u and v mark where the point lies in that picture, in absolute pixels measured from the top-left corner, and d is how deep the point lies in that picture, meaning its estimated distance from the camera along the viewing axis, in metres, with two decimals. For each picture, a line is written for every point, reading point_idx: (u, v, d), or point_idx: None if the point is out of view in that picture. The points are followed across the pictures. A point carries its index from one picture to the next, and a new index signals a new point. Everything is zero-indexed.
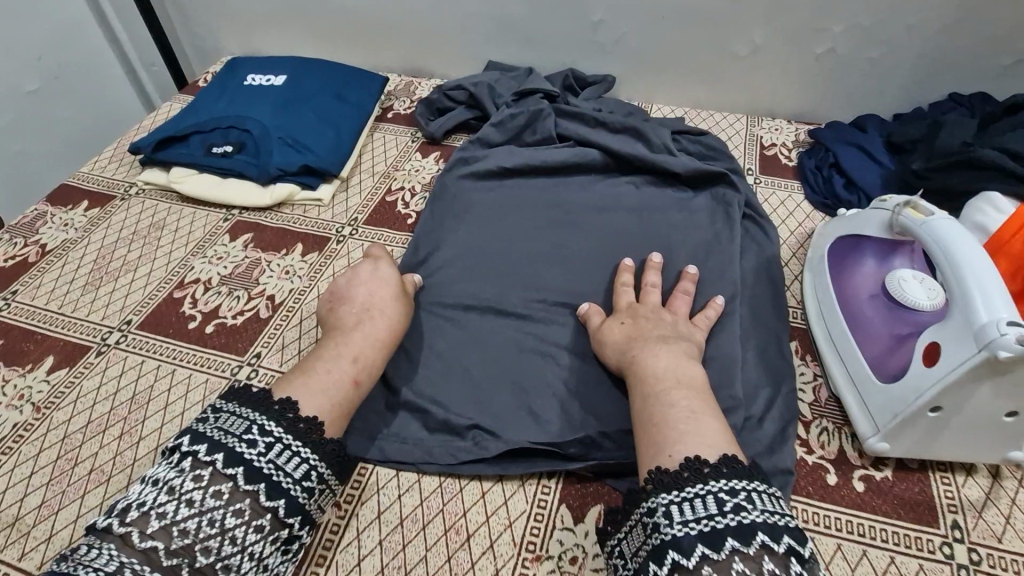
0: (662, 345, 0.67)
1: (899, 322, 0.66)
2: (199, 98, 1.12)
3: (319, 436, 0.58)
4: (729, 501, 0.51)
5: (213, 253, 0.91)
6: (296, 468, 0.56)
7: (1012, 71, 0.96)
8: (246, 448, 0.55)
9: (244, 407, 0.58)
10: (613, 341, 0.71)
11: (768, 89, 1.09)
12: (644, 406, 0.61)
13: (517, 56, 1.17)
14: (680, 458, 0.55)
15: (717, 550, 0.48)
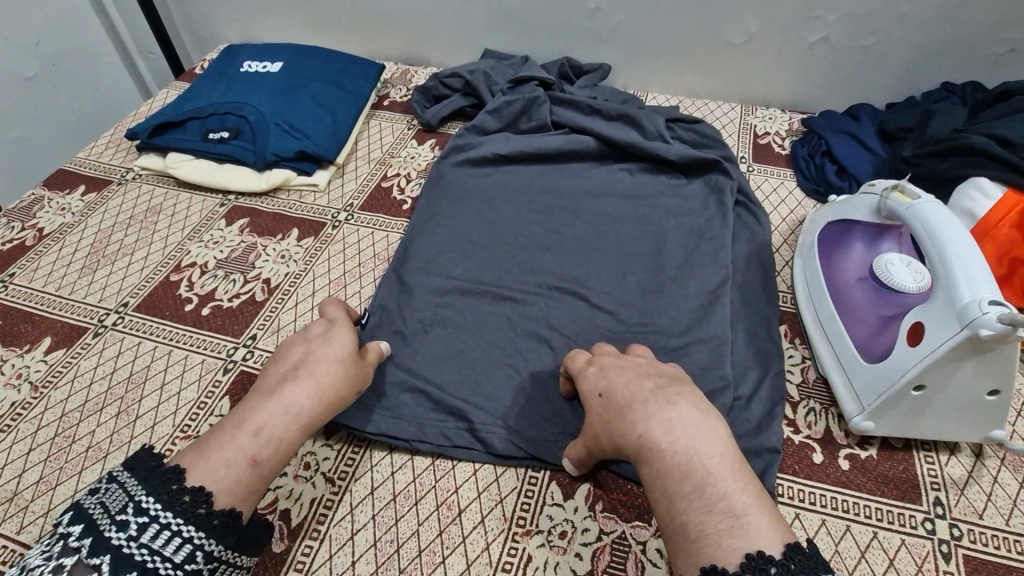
0: (666, 416, 0.52)
1: (885, 304, 0.67)
2: (197, 84, 1.12)
3: (209, 509, 0.49)
4: None
5: (209, 237, 0.91)
6: (177, 551, 0.46)
7: (1004, 60, 0.97)
8: (115, 533, 0.46)
9: (131, 478, 0.49)
10: (608, 423, 0.55)
11: (763, 77, 1.09)
12: (671, 510, 0.48)
13: (514, 44, 1.18)
14: (736, 558, 0.43)
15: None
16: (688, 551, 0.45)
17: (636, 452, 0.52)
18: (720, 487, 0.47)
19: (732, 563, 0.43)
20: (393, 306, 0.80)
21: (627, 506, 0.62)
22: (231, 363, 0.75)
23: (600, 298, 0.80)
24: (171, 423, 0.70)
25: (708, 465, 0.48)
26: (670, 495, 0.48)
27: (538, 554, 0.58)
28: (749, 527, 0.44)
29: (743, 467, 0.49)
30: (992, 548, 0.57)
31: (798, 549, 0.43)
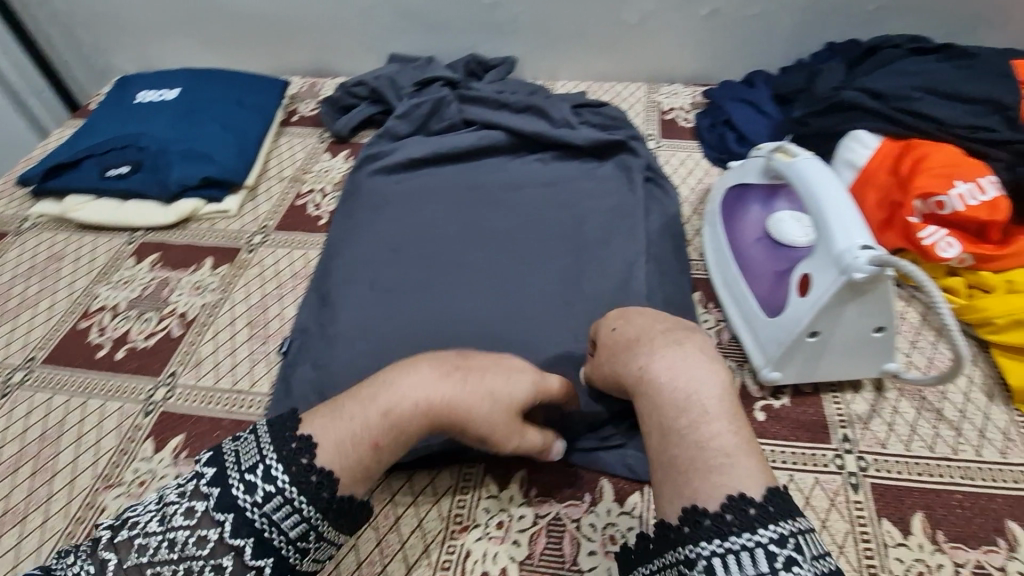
0: (670, 352, 0.53)
1: (778, 261, 0.71)
2: (92, 119, 1.08)
3: (333, 491, 0.48)
4: (779, 555, 0.41)
5: (119, 277, 0.88)
6: (292, 526, 0.47)
7: (874, 18, 1.00)
8: (243, 493, 0.47)
9: (266, 435, 0.50)
10: (615, 356, 0.58)
11: (662, 54, 1.12)
12: (665, 447, 0.48)
13: (419, 45, 1.17)
14: (719, 498, 0.44)
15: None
16: (682, 488, 0.46)
17: (635, 389, 0.54)
18: (713, 426, 0.47)
19: (713, 500, 0.44)
20: (316, 323, 0.79)
21: (560, 487, 0.63)
22: (151, 405, 0.73)
23: (521, 289, 0.81)
24: (92, 474, 0.68)
25: (703, 405, 0.48)
26: (670, 431, 0.49)
27: (476, 548, 0.59)
28: (734, 466, 0.45)
29: (737, 411, 0.49)
30: (895, 473, 0.61)
31: (776, 490, 0.44)
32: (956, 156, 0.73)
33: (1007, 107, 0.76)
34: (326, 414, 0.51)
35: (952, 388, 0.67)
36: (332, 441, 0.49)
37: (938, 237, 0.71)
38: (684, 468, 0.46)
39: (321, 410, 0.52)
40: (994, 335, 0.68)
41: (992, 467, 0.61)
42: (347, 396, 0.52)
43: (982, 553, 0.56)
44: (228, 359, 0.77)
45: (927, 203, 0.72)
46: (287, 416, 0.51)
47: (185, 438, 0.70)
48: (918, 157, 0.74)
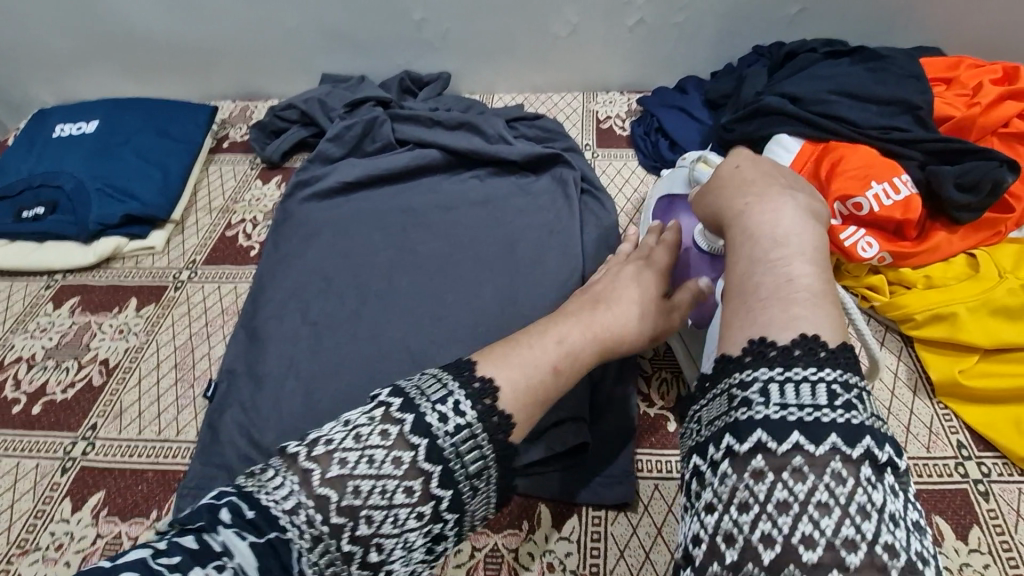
0: (772, 188, 0.50)
1: (703, 267, 0.67)
2: (6, 156, 1.03)
3: (506, 435, 0.46)
4: (841, 395, 0.38)
5: (36, 325, 0.84)
6: (473, 461, 0.44)
7: (798, 20, 1.02)
8: (437, 420, 0.43)
9: (445, 372, 0.47)
10: (722, 189, 0.53)
11: (596, 63, 1.12)
12: (753, 274, 0.44)
13: (351, 64, 1.15)
14: (791, 333, 0.41)
15: (814, 444, 0.36)
16: (760, 317, 0.42)
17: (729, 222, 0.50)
18: (805, 267, 0.44)
19: (786, 335, 0.40)
20: (244, 362, 0.76)
21: (496, 517, 0.62)
22: (69, 461, 0.69)
23: (456, 314, 0.79)
24: (6, 541, 0.64)
25: (801, 247, 0.45)
26: (760, 263, 0.45)
27: None
28: (817, 310, 0.42)
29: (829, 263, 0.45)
30: None
31: (845, 342, 0.41)
32: (872, 156, 0.75)
33: (918, 106, 0.79)
34: (495, 354, 0.50)
35: (879, 385, 0.69)
36: (515, 374, 0.48)
37: (857, 238, 0.72)
38: (767, 298, 0.43)
39: (493, 349, 0.50)
40: (916, 330, 0.70)
41: (918, 462, 0.63)
42: (511, 341, 0.51)
43: None
44: (153, 407, 0.74)
45: (846, 205, 0.73)
46: (462, 359, 0.48)
47: (105, 495, 0.66)
48: (836, 160, 0.75)
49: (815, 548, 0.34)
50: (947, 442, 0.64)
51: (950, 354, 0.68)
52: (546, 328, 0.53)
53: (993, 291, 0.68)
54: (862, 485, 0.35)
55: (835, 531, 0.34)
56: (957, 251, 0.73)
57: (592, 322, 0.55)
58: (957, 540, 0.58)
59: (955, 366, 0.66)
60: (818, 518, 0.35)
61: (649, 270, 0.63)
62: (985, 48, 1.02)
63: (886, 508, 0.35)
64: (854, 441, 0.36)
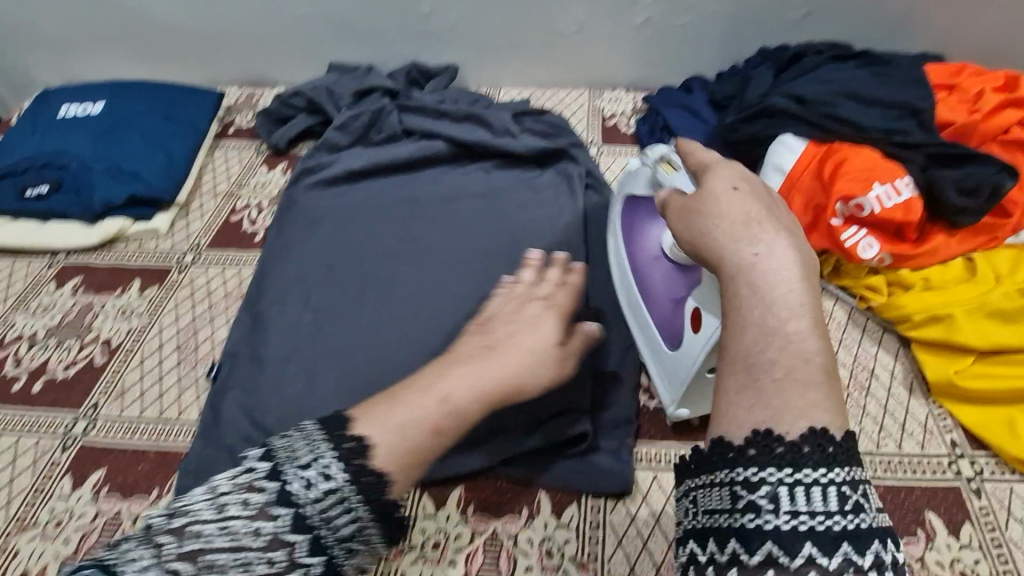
0: (767, 221, 0.42)
1: (674, 285, 0.64)
2: (9, 135, 1.02)
3: (382, 496, 0.42)
4: (852, 496, 0.34)
5: (38, 304, 0.84)
6: (344, 525, 0.41)
7: (804, 23, 1.03)
8: (300, 487, 0.40)
9: (319, 429, 0.43)
10: (710, 220, 0.44)
11: (602, 60, 1.12)
12: (759, 347, 0.37)
13: (358, 54, 1.15)
14: (800, 428, 0.35)
15: (825, 555, 0.33)
16: (772, 408, 0.36)
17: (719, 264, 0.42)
18: (813, 337, 0.37)
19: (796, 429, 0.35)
20: (247, 345, 0.76)
21: (496, 504, 0.62)
22: (70, 439, 0.69)
23: (459, 304, 0.80)
24: (4, 517, 0.64)
25: (807, 312, 0.38)
26: (771, 334, 0.37)
27: (411, 571, 0.59)
28: (824, 393, 0.37)
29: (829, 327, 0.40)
30: None
31: (841, 428, 0.36)
32: (875, 158, 0.76)
33: (920, 111, 0.80)
34: (374, 409, 0.46)
35: (876, 383, 0.70)
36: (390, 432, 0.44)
37: (859, 237, 0.74)
38: (776, 382, 0.37)
39: (375, 404, 0.47)
40: (913, 330, 0.71)
41: (913, 459, 0.64)
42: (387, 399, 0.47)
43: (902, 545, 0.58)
44: (155, 387, 0.74)
45: (848, 206, 0.74)
46: (336, 413, 0.45)
47: (106, 473, 0.66)
48: (839, 161, 0.77)
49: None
50: (941, 440, 0.65)
51: (946, 354, 0.69)
52: (431, 382, 0.49)
53: (989, 294, 0.69)
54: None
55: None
56: (955, 254, 0.74)
57: (482, 373, 0.50)
58: (949, 536, 0.59)
59: (951, 366, 0.68)
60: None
61: (553, 310, 0.58)
62: (986, 56, 1.04)
63: None
64: (864, 548, 0.33)
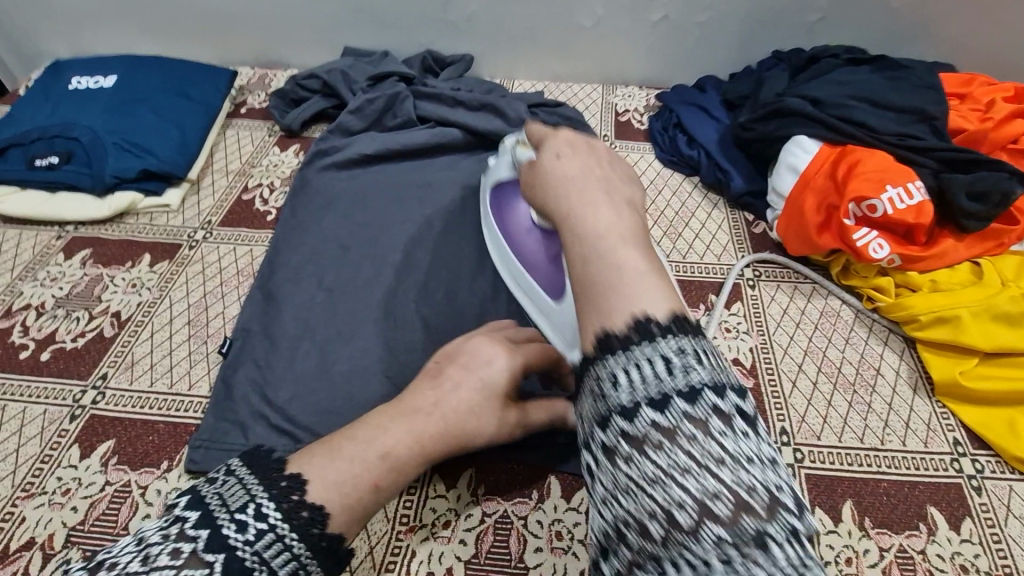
0: (589, 174, 0.48)
1: (546, 246, 0.71)
2: (19, 105, 1.01)
3: (323, 529, 0.41)
4: (677, 360, 0.35)
5: (46, 275, 0.83)
6: (283, 566, 0.39)
7: (818, 28, 1.04)
8: (234, 532, 0.38)
9: (252, 475, 0.42)
10: (546, 187, 0.50)
11: (617, 56, 1.13)
12: (585, 268, 0.41)
13: (374, 40, 1.15)
14: (624, 318, 0.37)
15: (663, 415, 0.34)
16: (600, 312, 0.38)
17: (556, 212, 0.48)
18: (634, 248, 0.41)
19: (617, 326, 0.37)
20: (258, 322, 0.76)
21: (507, 486, 0.63)
22: (78, 409, 0.69)
23: (472, 289, 0.80)
24: (9, 484, 0.63)
25: (626, 232, 0.42)
26: (588, 258, 0.41)
27: (422, 548, 0.59)
28: (645, 289, 0.38)
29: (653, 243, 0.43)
30: (828, 464, 0.65)
31: (671, 316, 0.37)
32: (888, 161, 0.77)
33: (934, 117, 0.81)
34: (318, 453, 0.45)
35: (881, 382, 0.71)
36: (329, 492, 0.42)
37: (869, 239, 0.75)
38: (601, 289, 0.39)
39: (311, 447, 0.45)
40: (919, 330, 0.72)
41: (916, 456, 0.65)
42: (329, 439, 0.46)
43: (905, 538, 0.59)
44: (165, 360, 0.73)
45: (861, 207, 0.76)
46: (275, 456, 0.44)
47: (114, 444, 0.66)
48: (853, 162, 0.78)
49: (686, 513, 0.31)
50: (944, 438, 0.66)
51: (951, 355, 0.70)
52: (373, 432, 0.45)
53: (996, 298, 0.70)
54: (712, 438, 0.33)
55: (700, 491, 0.32)
56: (962, 259, 0.76)
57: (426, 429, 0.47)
58: (950, 530, 0.60)
59: (957, 367, 0.69)
60: (684, 484, 0.32)
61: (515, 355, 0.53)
62: (997, 67, 1.05)
63: (747, 456, 0.33)
64: (695, 401, 0.33)
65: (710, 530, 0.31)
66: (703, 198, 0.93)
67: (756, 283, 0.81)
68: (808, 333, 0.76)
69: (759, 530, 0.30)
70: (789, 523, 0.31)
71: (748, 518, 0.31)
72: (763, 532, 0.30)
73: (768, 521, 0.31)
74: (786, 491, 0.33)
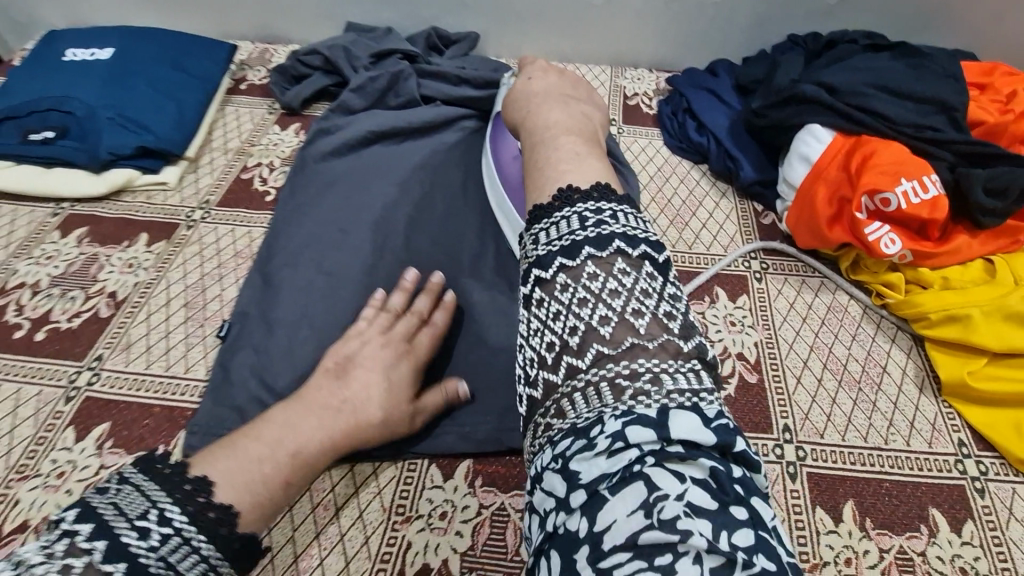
0: (552, 99, 0.60)
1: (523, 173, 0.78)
2: (14, 76, 0.99)
3: (231, 529, 0.46)
4: (592, 219, 0.44)
5: (41, 252, 0.82)
6: (190, 570, 0.43)
7: (837, 11, 1.01)
8: (136, 539, 0.42)
9: (151, 483, 0.45)
10: (517, 105, 0.63)
11: (627, 37, 1.09)
12: (533, 158, 0.53)
13: (377, 14, 1.11)
14: (553, 191, 0.48)
15: (571, 260, 0.43)
16: (539, 186, 0.49)
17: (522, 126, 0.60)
18: (572, 142, 0.53)
19: (545, 196, 0.48)
20: (257, 306, 0.75)
21: (504, 478, 0.63)
22: (74, 390, 0.68)
23: (474, 278, 0.78)
24: (4, 465, 0.63)
25: (569, 132, 0.55)
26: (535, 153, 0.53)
27: (417, 539, 0.58)
28: (573, 170, 0.49)
29: (593, 144, 0.54)
30: (830, 463, 0.64)
31: (592, 185, 0.47)
32: (904, 153, 0.75)
33: (954, 108, 0.79)
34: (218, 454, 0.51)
35: (887, 380, 0.70)
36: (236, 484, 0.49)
37: (882, 233, 0.73)
38: (541, 166, 0.51)
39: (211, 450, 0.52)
40: (928, 329, 0.71)
41: (920, 457, 0.64)
42: (247, 431, 0.54)
43: (905, 539, 0.59)
44: (162, 343, 0.73)
45: (873, 200, 0.74)
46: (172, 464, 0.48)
47: (111, 426, 0.66)
48: (868, 154, 0.76)
49: (579, 338, 0.40)
50: (949, 439, 0.65)
51: (959, 355, 0.69)
52: (317, 433, 0.55)
53: (1007, 297, 0.68)
54: (612, 278, 0.42)
55: (594, 318, 0.41)
56: (975, 255, 0.74)
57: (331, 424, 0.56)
58: (952, 533, 0.59)
59: (964, 367, 0.68)
60: (581, 313, 0.41)
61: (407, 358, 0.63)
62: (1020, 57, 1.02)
63: (645, 290, 0.42)
64: (601, 246, 0.43)
65: (596, 350, 0.40)
66: (711, 186, 0.91)
67: (763, 276, 0.80)
68: (814, 327, 0.75)
69: (637, 347, 0.40)
70: (673, 346, 0.40)
71: (631, 339, 0.40)
72: (643, 350, 0.40)
73: (650, 346, 0.40)
74: (676, 320, 0.42)
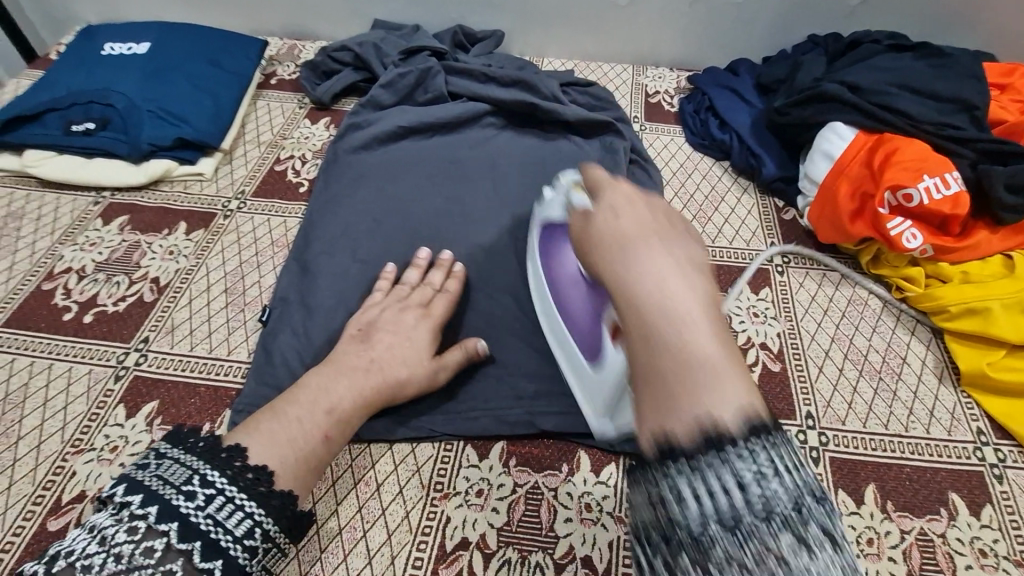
0: (651, 240, 0.42)
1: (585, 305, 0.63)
2: (54, 69, 1.02)
3: (270, 487, 0.51)
4: (751, 474, 0.32)
5: (85, 239, 0.85)
6: (238, 524, 0.48)
7: (856, 12, 1.02)
8: (184, 502, 0.47)
9: (189, 454, 0.51)
10: (599, 248, 0.44)
11: (649, 36, 1.11)
12: (648, 361, 0.36)
13: (404, 13, 1.14)
14: (692, 431, 0.33)
15: (733, 541, 0.31)
16: (670, 416, 0.34)
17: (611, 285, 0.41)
18: (702, 333, 0.36)
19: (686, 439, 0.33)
20: (295, 292, 0.78)
21: (537, 459, 0.65)
22: (122, 370, 0.71)
23: (504, 267, 0.80)
24: (59, 440, 0.66)
25: (692, 311, 0.37)
26: (647, 347, 0.36)
27: (456, 514, 0.61)
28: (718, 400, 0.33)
29: (724, 326, 0.37)
30: (852, 448, 0.66)
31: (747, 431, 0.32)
32: (926, 151, 0.77)
33: (975, 107, 0.80)
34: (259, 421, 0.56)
35: (907, 370, 0.72)
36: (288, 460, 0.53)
37: (903, 228, 0.75)
38: (670, 385, 0.34)
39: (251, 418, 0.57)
40: (949, 321, 0.73)
41: (939, 443, 0.66)
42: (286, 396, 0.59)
43: (926, 521, 0.61)
44: (204, 326, 0.75)
45: (896, 196, 0.75)
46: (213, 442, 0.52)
47: (159, 404, 0.68)
48: (890, 150, 0.77)
49: None
50: (968, 427, 0.68)
51: (979, 347, 0.71)
52: (349, 393, 0.60)
53: None
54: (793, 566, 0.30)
55: None
56: (995, 251, 0.76)
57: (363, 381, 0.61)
58: (971, 516, 0.61)
59: (983, 358, 0.69)
60: None
61: (428, 322, 0.68)
62: None
63: (826, 562, 0.31)
64: (768, 520, 0.31)
65: None
66: (733, 182, 0.93)
67: (784, 270, 0.82)
68: (835, 320, 0.77)
69: None
70: None
71: None
72: None
73: None
74: None
